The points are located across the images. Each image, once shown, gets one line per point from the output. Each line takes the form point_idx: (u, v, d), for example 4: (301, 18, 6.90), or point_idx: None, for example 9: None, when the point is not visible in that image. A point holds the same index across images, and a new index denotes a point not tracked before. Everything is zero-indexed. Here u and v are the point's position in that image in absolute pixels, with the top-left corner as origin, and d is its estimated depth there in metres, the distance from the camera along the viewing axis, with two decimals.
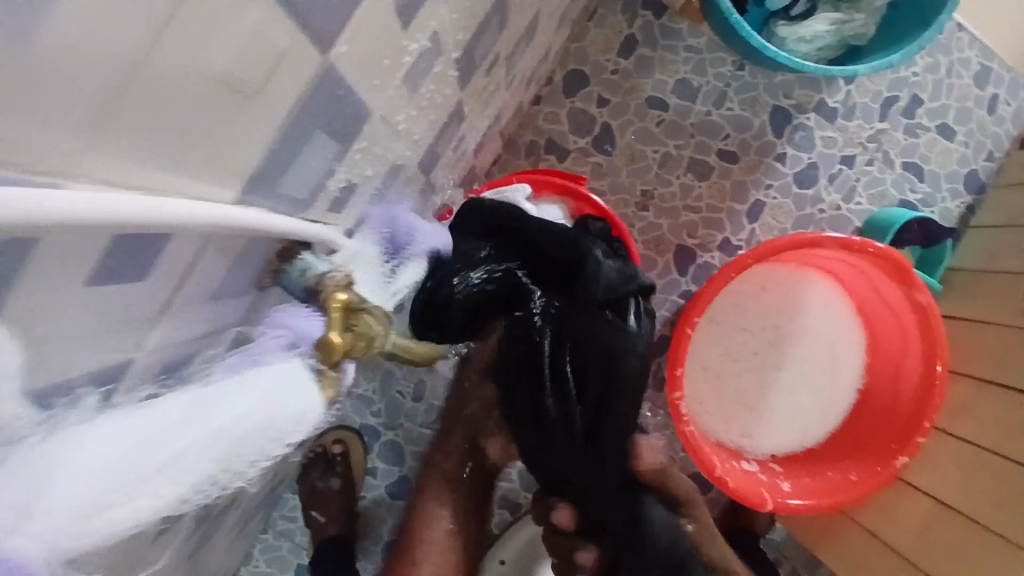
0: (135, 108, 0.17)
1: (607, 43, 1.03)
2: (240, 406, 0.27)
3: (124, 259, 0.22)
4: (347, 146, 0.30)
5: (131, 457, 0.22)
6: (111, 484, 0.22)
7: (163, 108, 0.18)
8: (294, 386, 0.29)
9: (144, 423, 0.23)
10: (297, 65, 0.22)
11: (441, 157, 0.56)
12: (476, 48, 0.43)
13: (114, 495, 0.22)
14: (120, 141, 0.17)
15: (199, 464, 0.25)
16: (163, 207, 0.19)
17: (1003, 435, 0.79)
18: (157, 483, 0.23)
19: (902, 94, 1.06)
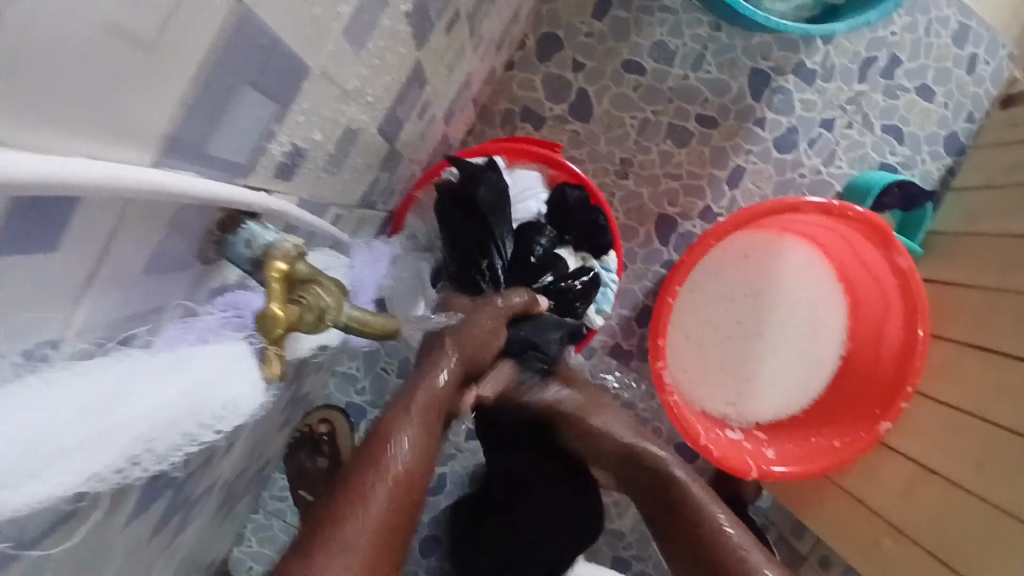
0: (9, 61, 0.15)
1: (580, 6, 0.99)
2: (173, 386, 0.24)
3: (32, 225, 0.19)
4: (287, 106, 0.28)
5: (48, 433, 0.19)
6: (19, 458, 0.19)
7: (45, 60, 0.16)
8: (233, 365, 0.27)
9: (66, 395, 0.20)
10: (199, 11, 0.20)
11: (404, 126, 0.53)
12: (430, 2, 0.40)
13: (25, 468, 0.19)
14: (1, 100, 0.15)
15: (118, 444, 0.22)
16: (62, 174, 0.17)
17: (985, 397, 0.79)
18: (74, 466, 0.21)
19: (881, 54, 1.04)
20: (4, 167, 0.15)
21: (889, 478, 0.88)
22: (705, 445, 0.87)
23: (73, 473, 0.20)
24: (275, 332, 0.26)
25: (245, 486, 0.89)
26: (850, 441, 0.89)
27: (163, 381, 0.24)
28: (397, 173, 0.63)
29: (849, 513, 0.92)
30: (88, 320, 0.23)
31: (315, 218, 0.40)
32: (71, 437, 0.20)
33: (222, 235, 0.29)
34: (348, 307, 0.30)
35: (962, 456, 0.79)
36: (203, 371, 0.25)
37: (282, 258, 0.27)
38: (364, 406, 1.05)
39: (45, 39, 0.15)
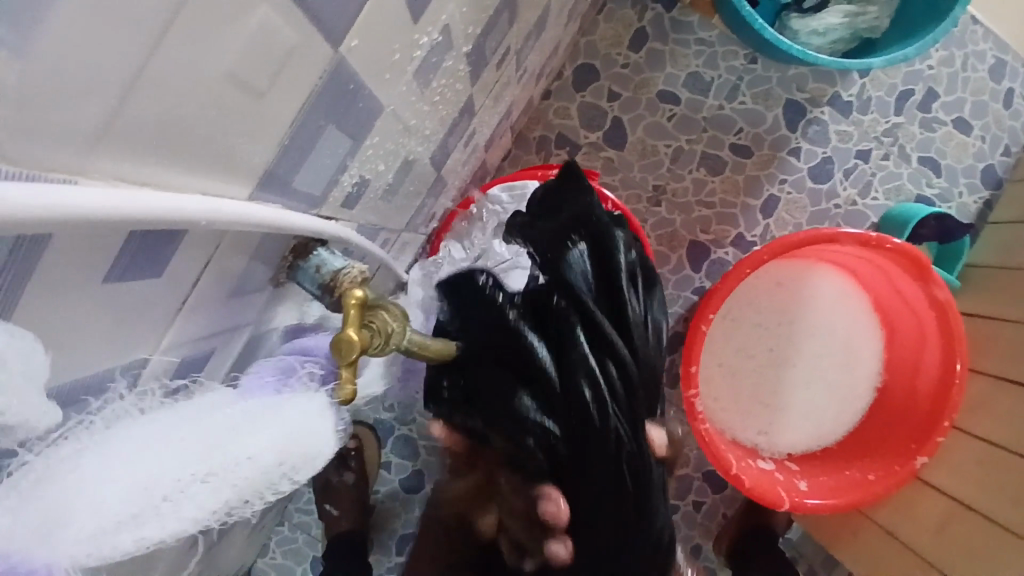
0: (145, 111, 0.17)
1: (617, 37, 1.02)
2: (272, 429, 0.29)
3: (141, 254, 0.20)
4: (360, 141, 0.30)
5: (156, 479, 0.24)
6: (135, 503, 0.24)
7: (175, 110, 0.18)
8: (316, 417, 0.32)
9: (171, 446, 0.26)
10: (308, 65, 0.21)
11: (451, 155, 0.56)
12: (486, 41, 0.42)
13: (140, 511, 0.24)
14: (131, 143, 0.17)
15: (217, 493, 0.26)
16: (173, 207, 0.19)
17: (1022, 435, 0.77)
18: (182, 510, 0.25)
19: (918, 87, 1.04)
20: (129, 203, 0.17)
21: (924, 516, 0.86)
22: (736, 475, 0.86)
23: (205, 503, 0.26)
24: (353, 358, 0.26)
25: (275, 497, 0.91)
26: (884, 476, 0.87)
27: (266, 429, 0.29)
28: (440, 198, 0.66)
29: (883, 550, 0.90)
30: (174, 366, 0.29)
31: (369, 242, 0.42)
32: (168, 482, 0.25)
33: (294, 260, 0.31)
34: (411, 332, 0.31)
35: (999, 493, 0.77)
36: (292, 419, 0.31)
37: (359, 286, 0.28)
38: (392, 423, 1.07)
39: (177, 93, 0.17)
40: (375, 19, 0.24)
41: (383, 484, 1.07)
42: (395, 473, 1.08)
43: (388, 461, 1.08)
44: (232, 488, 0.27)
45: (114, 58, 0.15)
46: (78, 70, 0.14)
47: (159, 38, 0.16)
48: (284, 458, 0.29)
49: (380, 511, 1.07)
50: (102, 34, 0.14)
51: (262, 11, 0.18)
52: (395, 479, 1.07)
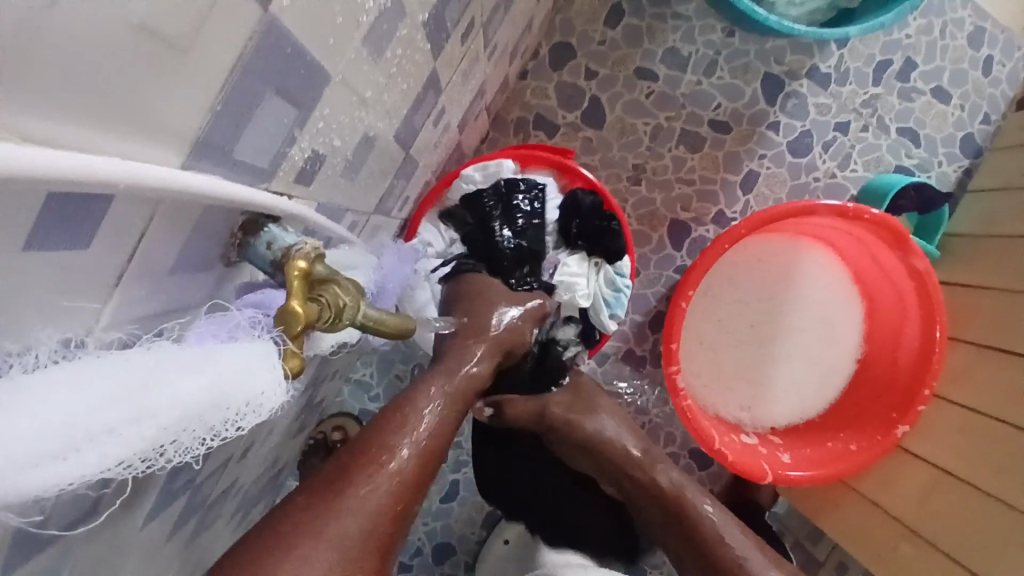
0: (51, 66, 0.16)
1: (592, 14, 1.00)
2: (209, 375, 0.25)
3: (65, 222, 0.19)
4: (308, 113, 0.29)
5: (84, 413, 0.20)
6: (64, 435, 0.20)
7: (85, 64, 0.17)
8: (261, 360, 0.27)
9: (107, 375, 0.22)
10: (229, 20, 0.21)
11: (419, 134, 0.55)
12: (446, 11, 0.41)
13: (65, 446, 0.20)
14: (41, 100, 0.16)
15: (146, 433, 0.22)
16: (97, 170, 0.18)
17: (1003, 402, 0.78)
18: (109, 450, 0.21)
19: (895, 57, 1.04)
20: (53, 165, 0.16)
21: (908, 484, 0.86)
22: (720, 450, 0.87)
23: (109, 448, 0.21)
24: (295, 330, 0.26)
25: (262, 489, 0.90)
26: (867, 446, 0.88)
27: (199, 374, 0.24)
28: (413, 180, 0.64)
29: (867, 520, 0.90)
30: (137, 309, 0.25)
31: (332, 221, 0.41)
32: (102, 416, 0.21)
33: (243, 237, 0.30)
34: (365, 306, 0.30)
35: (980, 458, 0.78)
36: (232, 363, 0.26)
37: (302, 256, 0.28)
38: (378, 411, 1.06)
39: (82, 51, 0.16)
40: None
41: None
42: None
43: None
44: (148, 433, 0.23)
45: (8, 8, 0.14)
46: None
47: None
48: (225, 401, 0.25)
49: None
50: None
51: None
52: None
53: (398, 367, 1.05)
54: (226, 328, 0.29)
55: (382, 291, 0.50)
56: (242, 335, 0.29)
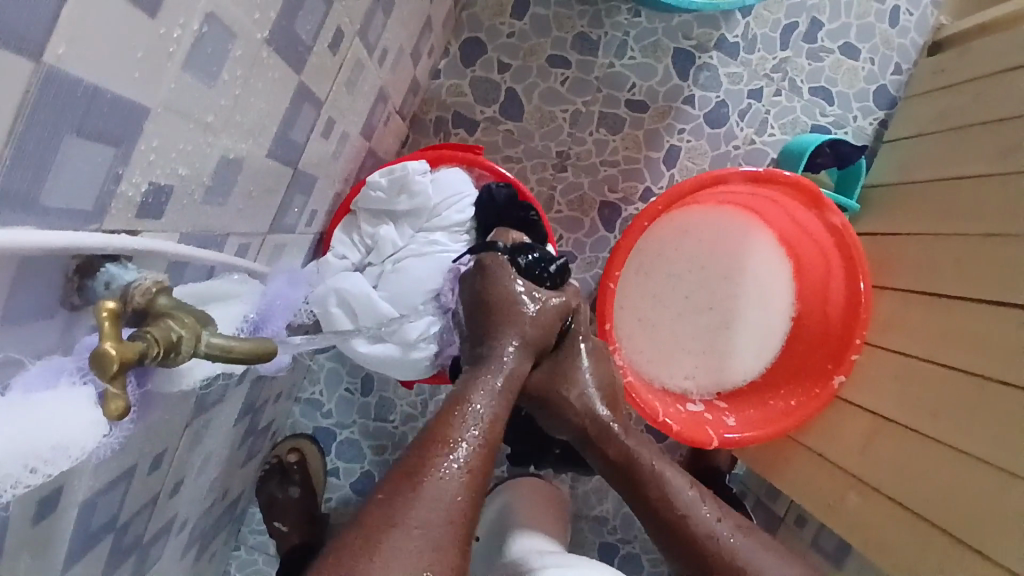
0: None
1: (498, 7, 1.00)
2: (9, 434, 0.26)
3: None
4: (131, 147, 0.29)
5: None
6: None
7: None
8: (74, 412, 0.28)
9: None
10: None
11: (306, 149, 0.54)
12: (298, 24, 0.41)
13: None
14: None
15: None
16: None
17: (934, 341, 0.81)
18: None
19: (800, 19, 1.06)
20: None
21: (848, 433, 0.89)
22: (666, 421, 0.89)
23: None
24: (111, 369, 0.26)
25: (218, 520, 0.90)
26: (805, 400, 0.91)
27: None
28: (316, 195, 0.64)
29: (814, 473, 0.93)
30: None
31: (207, 250, 0.40)
32: None
33: (81, 279, 0.30)
34: (207, 335, 0.31)
35: (920, 407, 0.80)
36: (29, 418, 0.27)
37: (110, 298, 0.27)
38: (332, 428, 1.07)
39: None
40: (80, 21, 0.23)
41: (333, 490, 1.08)
42: (344, 477, 1.08)
43: (335, 467, 1.08)
44: None
45: None
46: None
47: None
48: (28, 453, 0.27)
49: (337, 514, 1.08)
50: None
51: None
52: (345, 483, 1.08)
53: (345, 382, 1.05)
54: (48, 377, 0.29)
55: (266, 322, 0.50)
56: (65, 382, 0.29)
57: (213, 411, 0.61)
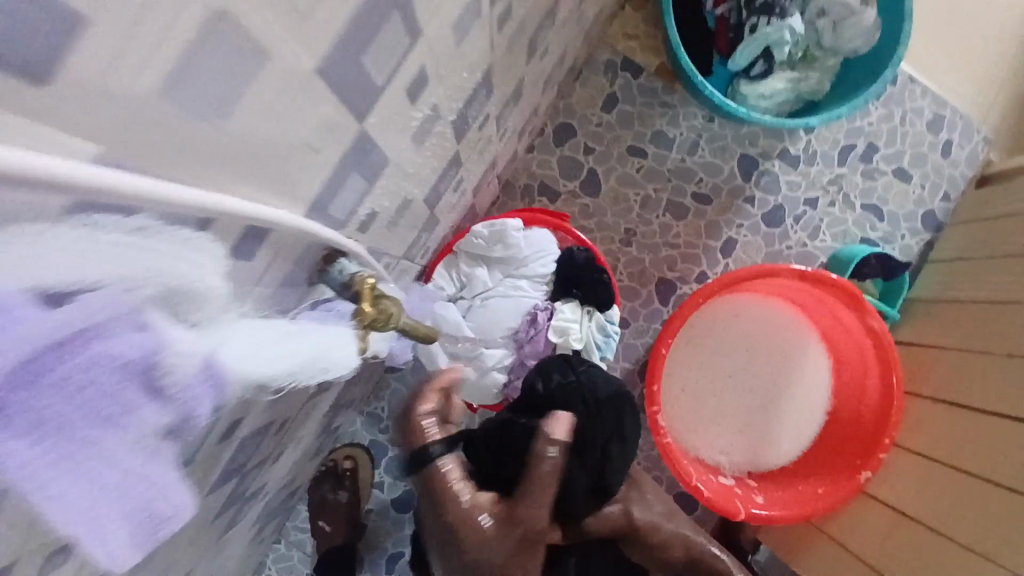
0: (267, 163, 0.28)
1: (592, 100, 1.17)
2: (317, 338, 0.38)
3: (245, 246, 0.32)
4: (372, 183, 0.42)
5: (275, 335, 0.33)
6: (272, 344, 0.32)
7: (279, 164, 0.29)
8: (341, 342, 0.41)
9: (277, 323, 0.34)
10: (346, 138, 0.34)
11: (442, 197, 0.68)
12: (470, 108, 0.55)
13: (274, 349, 0.32)
14: (257, 179, 0.29)
15: (299, 357, 0.35)
16: (278, 217, 0.30)
17: (955, 447, 0.87)
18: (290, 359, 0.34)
19: (858, 142, 1.18)
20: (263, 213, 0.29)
21: (870, 525, 0.94)
22: (698, 486, 0.96)
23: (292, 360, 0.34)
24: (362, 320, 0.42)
25: (277, 508, 1.00)
26: (832, 489, 0.96)
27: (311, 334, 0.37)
28: (433, 235, 0.78)
29: (835, 562, 0.97)
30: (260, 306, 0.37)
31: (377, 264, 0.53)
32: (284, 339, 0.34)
33: (324, 264, 0.43)
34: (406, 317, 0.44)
35: (941, 507, 0.84)
36: (326, 334, 0.39)
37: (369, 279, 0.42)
38: (385, 444, 1.17)
39: (280, 156, 0.29)
40: (388, 107, 0.36)
41: (375, 502, 1.17)
42: (387, 491, 1.17)
43: (381, 481, 1.17)
44: (301, 358, 0.35)
45: (263, 137, 0.27)
46: (252, 143, 0.26)
47: (284, 125, 0.28)
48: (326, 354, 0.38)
49: (374, 525, 1.17)
50: (267, 121, 0.26)
51: (329, 109, 0.30)
52: (386, 497, 1.17)
53: None
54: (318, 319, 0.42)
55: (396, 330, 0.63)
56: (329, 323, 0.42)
57: (319, 398, 0.73)
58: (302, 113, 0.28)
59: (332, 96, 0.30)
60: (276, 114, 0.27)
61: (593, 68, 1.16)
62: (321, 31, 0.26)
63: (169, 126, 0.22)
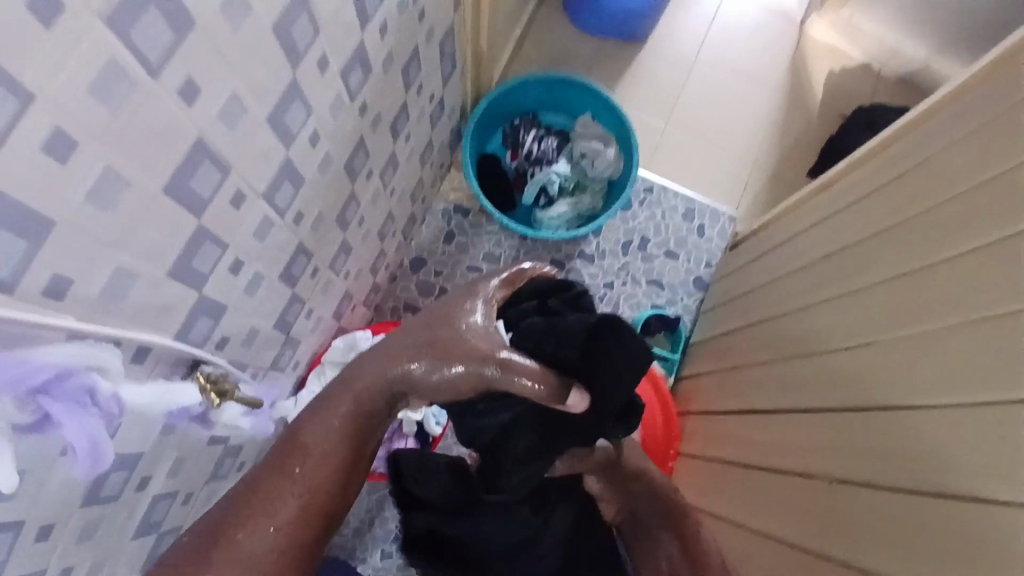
0: (148, 316, 0.63)
1: (435, 237, 1.56)
2: (174, 391, 0.67)
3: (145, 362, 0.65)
4: (216, 318, 0.77)
5: (151, 393, 0.63)
6: (146, 394, 0.62)
7: (156, 316, 0.64)
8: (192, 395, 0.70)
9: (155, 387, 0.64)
10: (190, 298, 0.69)
11: (292, 322, 1.02)
12: (291, 268, 0.92)
13: (146, 397, 0.62)
14: (144, 326, 0.63)
15: (160, 395, 0.64)
16: (159, 341, 0.65)
17: (727, 446, 1.21)
18: (156, 398, 0.63)
19: (634, 237, 1.60)
20: (153, 341, 0.64)
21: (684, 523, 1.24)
22: None
23: (157, 398, 0.64)
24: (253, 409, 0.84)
25: None
26: None
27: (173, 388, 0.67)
28: (299, 351, 1.11)
29: None
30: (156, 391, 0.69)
31: (236, 369, 0.86)
32: (153, 391, 0.63)
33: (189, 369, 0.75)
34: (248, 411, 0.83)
35: (728, 496, 1.13)
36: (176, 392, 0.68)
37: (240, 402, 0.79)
38: None
39: (157, 313, 0.64)
40: (215, 280, 0.73)
41: None
42: None
43: None
44: (161, 395, 0.65)
45: (147, 306, 0.62)
46: (140, 309, 0.61)
47: (156, 299, 0.63)
48: (177, 393, 0.67)
49: None
50: (150, 299, 0.62)
51: (176, 288, 0.66)
52: None
53: None
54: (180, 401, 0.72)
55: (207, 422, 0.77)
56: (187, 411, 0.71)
57: (217, 483, 0.99)
58: (163, 292, 0.64)
59: (177, 281, 0.65)
60: (151, 296, 0.62)
61: (433, 214, 1.57)
62: (163, 252, 0.61)
63: (108, 307, 0.57)
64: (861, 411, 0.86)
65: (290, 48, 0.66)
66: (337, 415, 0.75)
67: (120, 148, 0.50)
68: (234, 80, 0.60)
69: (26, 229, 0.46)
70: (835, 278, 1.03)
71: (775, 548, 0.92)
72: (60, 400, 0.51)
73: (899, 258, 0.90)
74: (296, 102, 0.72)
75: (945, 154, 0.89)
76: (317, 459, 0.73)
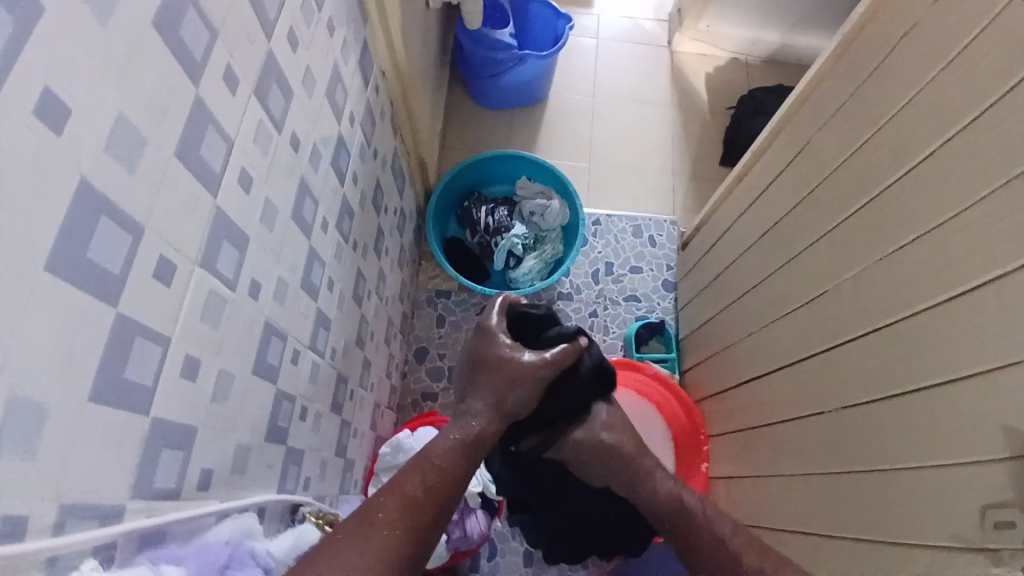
0: (259, 477, 0.74)
1: (428, 325, 1.69)
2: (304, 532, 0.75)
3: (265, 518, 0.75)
4: (299, 461, 0.87)
5: (292, 540, 0.71)
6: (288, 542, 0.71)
7: (263, 475, 0.75)
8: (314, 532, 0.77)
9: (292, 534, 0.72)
10: (280, 451, 0.80)
11: (346, 444, 1.12)
12: (336, 397, 1.03)
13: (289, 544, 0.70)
14: (258, 487, 0.73)
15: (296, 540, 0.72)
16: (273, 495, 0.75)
17: (740, 414, 1.35)
18: (296, 543, 0.72)
19: (598, 266, 1.77)
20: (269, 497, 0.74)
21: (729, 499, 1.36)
22: None
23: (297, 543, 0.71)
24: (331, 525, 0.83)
25: None
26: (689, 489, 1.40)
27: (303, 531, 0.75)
28: (355, 468, 1.20)
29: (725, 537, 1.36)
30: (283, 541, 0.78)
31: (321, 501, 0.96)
32: (291, 537, 0.72)
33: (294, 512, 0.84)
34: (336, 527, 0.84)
35: (758, 459, 1.26)
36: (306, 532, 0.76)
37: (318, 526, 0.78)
38: None
39: (263, 472, 0.75)
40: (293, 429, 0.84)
41: None
42: None
43: None
44: (298, 539, 0.72)
45: (257, 470, 0.73)
46: (253, 473, 0.72)
47: (261, 461, 0.74)
48: (306, 532, 0.75)
49: None
50: (257, 463, 0.73)
51: (271, 446, 0.76)
52: None
53: None
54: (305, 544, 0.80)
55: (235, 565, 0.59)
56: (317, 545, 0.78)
57: None
58: (264, 454, 0.74)
59: (270, 440, 0.76)
60: (258, 460, 0.73)
61: (419, 306, 1.70)
62: (259, 420, 0.72)
63: (234, 480, 0.68)
64: (835, 347, 1.02)
65: (304, 224, 0.80)
66: (458, 431, 0.91)
67: (223, 352, 0.62)
68: (277, 267, 0.73)
69: (180, 437, 0.57)
70: (779, 245, 1.20)
71: (820, 483, 1.03)
72: (240, 568, 0.59)
73: (822, 215, 1.07)
74: (315, 262, 0.86)
75: (831, 121, 1.07)
76: (439, 473, 0.84)
